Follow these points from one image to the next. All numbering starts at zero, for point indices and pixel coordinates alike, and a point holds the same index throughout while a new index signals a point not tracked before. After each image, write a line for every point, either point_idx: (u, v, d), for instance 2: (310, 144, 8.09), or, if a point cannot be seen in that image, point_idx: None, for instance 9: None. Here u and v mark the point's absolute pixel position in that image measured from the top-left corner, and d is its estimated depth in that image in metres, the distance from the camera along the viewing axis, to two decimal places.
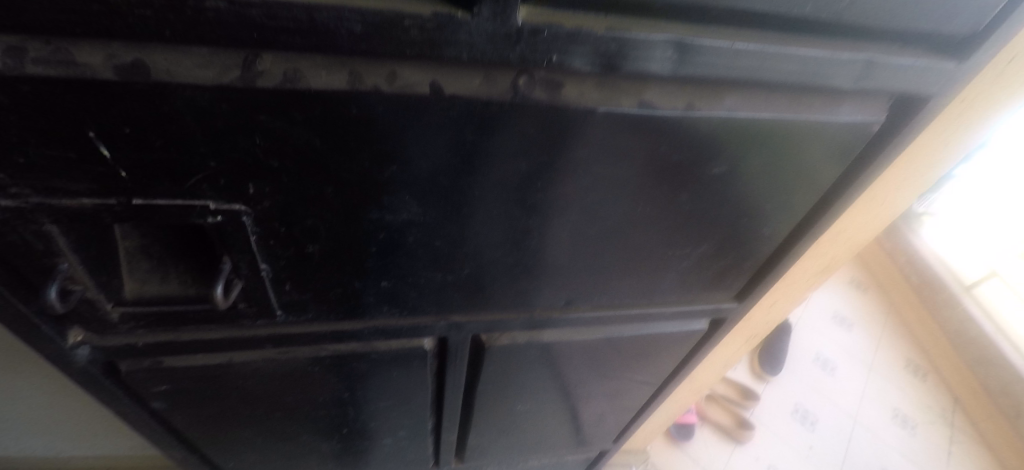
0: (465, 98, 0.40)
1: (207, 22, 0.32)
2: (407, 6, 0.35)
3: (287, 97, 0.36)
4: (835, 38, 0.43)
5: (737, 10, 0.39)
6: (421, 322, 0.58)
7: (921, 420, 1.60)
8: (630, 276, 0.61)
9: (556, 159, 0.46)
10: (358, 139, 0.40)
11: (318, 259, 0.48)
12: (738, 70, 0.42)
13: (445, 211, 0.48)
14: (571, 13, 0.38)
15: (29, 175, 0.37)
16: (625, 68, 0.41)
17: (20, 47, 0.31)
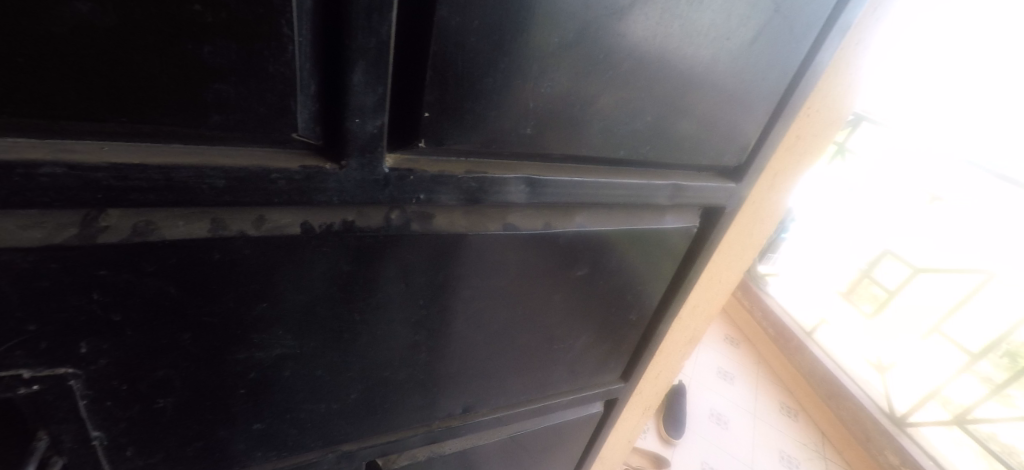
0: (337, 232, 0.37)
1: (41, 187, 0.28)
2: (272, 158, 0.33)
3: (137, 251, 0.32)
4: (648, 171, 0.49)
5: (569, 154, 0.43)
6: (307, 458, 0.50)
7: (803, 458, 1.51)
8: (522, 376, 0.59)
9: (432, 279, 0.44)
10: (221, 281, 0.35)
11: (172, 415, 0.40)
12: (580, 197, 0.46)
13: (325, 339, 0.42)
14: (430, 157, 0.38)
15: None
16: (487, 201, 0.42)
17: None
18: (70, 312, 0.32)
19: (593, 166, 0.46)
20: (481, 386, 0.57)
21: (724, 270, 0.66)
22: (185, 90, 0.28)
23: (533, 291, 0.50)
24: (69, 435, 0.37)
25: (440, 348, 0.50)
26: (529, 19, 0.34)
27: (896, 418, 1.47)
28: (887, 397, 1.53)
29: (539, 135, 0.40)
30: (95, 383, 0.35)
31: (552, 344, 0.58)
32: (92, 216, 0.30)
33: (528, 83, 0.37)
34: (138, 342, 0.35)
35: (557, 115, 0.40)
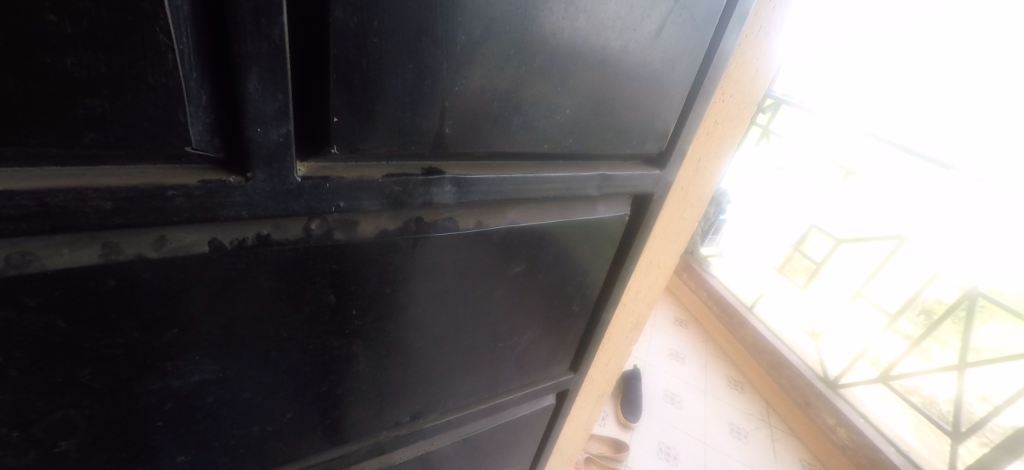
0: (442, 225, 0.43)
1: (228, 204, 0.30)
2: (406, 167, 0.37)
3: (296, 258, 0.36)
4: (676, 161, 0.57)
5: (622, 152, 0.51)
6: (386, 414, 0.57)
7: (751, 428, 1.65)
8: (552, 333, 0.69)
9: (504, 261, 0.51)
10: (353, 274, 0.40)
11: (295, 392, 0.45)
12: (624, 186, 0.54)
13: (416, 315, 0.49)
14: (521, 160, 0.44)
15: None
16: (559, 194, 0.49)
17: (28, 253, 0.27)
18: (225, 320, 0.35)
19: (621, 162, 0.53)
20: (510, 354, 0.65)
21: (669, 247, 0.76)
22: (352, 117, 0.31)
23: (560, 270, 0.59)
24: (214, 424, 0.41)
25: (489, 324, 0.57)
26: (604, 45, 0.40)
27: (832, 383, 1.62)
28: (821, 362, 1.68)
29: (592, 141, 0.46)
30: (228, 382, 0.39)
31: (569, 311, 0.68)
32: (263, 236, 0.33)
33: (595, 98, 0.43)
34: (273, 341, 0.39)
35: (609, 123, 0.46)
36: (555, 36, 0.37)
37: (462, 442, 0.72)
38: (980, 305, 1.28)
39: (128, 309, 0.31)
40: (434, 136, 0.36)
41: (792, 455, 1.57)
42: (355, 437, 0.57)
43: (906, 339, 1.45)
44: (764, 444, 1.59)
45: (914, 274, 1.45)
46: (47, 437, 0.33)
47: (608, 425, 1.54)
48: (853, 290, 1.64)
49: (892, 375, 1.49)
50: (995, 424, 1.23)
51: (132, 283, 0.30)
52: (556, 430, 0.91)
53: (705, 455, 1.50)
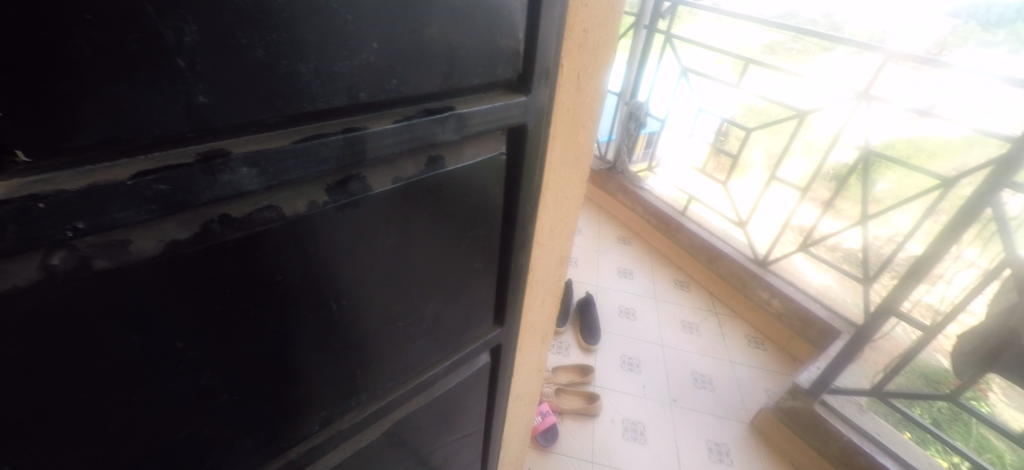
0: (265, 216, 0.35)
1: None
2: (168, 157, 0.29)
3: (47, 306, 0.28)
4: (542, 84, 0.51)
5: (471, 84, 0.44)
6: (291, 429, 0.51)
7: (699, 320, 1.72)
8: (463, 294, 0.64)
9: (372, 235, 0.44)
10: (159, 303, 0.32)
11: (145, 451, 0.38)
12: (488, 123, 0.48)
13: (285, 319, 0.41)
14: (345, 117, 0.36)
15: None
16: (410, 149, 0.42)
17: None
18: None
19: (479, 95, 0.46)
20: (416, 325, 0.59)
21: (570, 172, 0.71)
22: (13, 103, 0.24)
23: (447, 224, 0.52)
24: None
25: (379, 304, 0.51)
26: None
27: (761, 260, 1.70)
28: (749, 245, 1.76)
29: (427, 79, 0.39)
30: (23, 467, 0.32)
31: (473, 265, 0.62)
32: None
33: (406, 23, 0.35)
34: (66, 405, 0.32)
35: (441, 53, 0.39)
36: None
37: (398, 426, 0.68)
38: (873, 161, 1.38)
39: None
40: (180, 108, 0.28)
41: (738, 337, 1.66)
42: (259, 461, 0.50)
43: (820, 204, 1.55)
44: (714, 333, 1.67)
45: (817, 144, 1.52)
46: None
47: (570, 353, 1.55)
48: (769, 172, 1.71)
49: (813, 238, 1.58)
50: (901, 258, 1.37)
51: None
52: (505, 383, 0.89)
53: (663, 358, 1.54)
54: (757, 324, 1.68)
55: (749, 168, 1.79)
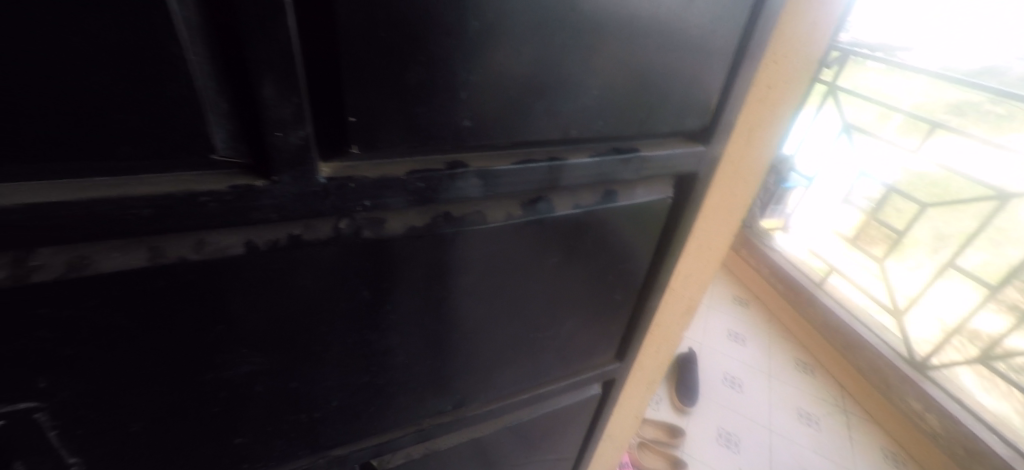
0: (471, 219, 0.43)
1: (254, 206, 0.32)
2: (426, 161, 0.37)
3: (328, 257, 0.37)
4: (722, 137, 0.54)
5: (661, 132, 0.49)
6: (428, 400, 0.58)
7: (822, 414, 1.55)
8: (598, 319, 0.67)
9: (542, 249, 0.50)
10: (385, 269, 0.41)
11: (337, 382, 0.47)
12: (665, 168, 0.52)
13: (458, 304, 0.49)
14: (551, 148, 0.43)
15: (69, 380, 0.33)
16: (594, 181, 0.47)
17: (87, 257, 0.29)
18: (266, 317, 0.38)
19: (662, 141, 0.51)
20: (550, 339, 0.63)
21: (722, 226, 0.71)
22: (360, 111, 0.32)
23: (603, 254, 0.57)
24: (260, 408, 0.44)
25: (527, 313, 0.56)
26: (630, 14, 0.37)
27: (920, 364, 1.49)
28: (906, 342, 1.54)
29: (625, 124, 0.45)
30: (274, 372, 0.42)
31: (613, 296, 0.66)
32: (295, 236, 0.35)
33: (626, 74, 0.41)
34: (312, 333, 0.41)
35: (643, 104, 0.44)
36: (574, 11, 0.35)
37: (509, 429, 0.72)
38: None
39: (181, 310, 0.33)
40: (450, 127, 0.36)
41: (869, 446, 1.46)
42: (399, 421, 0.58)
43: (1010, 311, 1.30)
44: (839, 433, 1.50)
45: (1014, 234, 1.28)
46: (95, 440, 0.37)
47: (663, 411, 1.51)
48: (942, 261, 1.48)
49: (995, 351, 1.34)
50: None
51: (180, 283, 0.32)
52: (606, 416, 0.90)
53: (770, 445, 1.42)
54: (901, 437, 1.48)
55: (914, 252, 1.57)
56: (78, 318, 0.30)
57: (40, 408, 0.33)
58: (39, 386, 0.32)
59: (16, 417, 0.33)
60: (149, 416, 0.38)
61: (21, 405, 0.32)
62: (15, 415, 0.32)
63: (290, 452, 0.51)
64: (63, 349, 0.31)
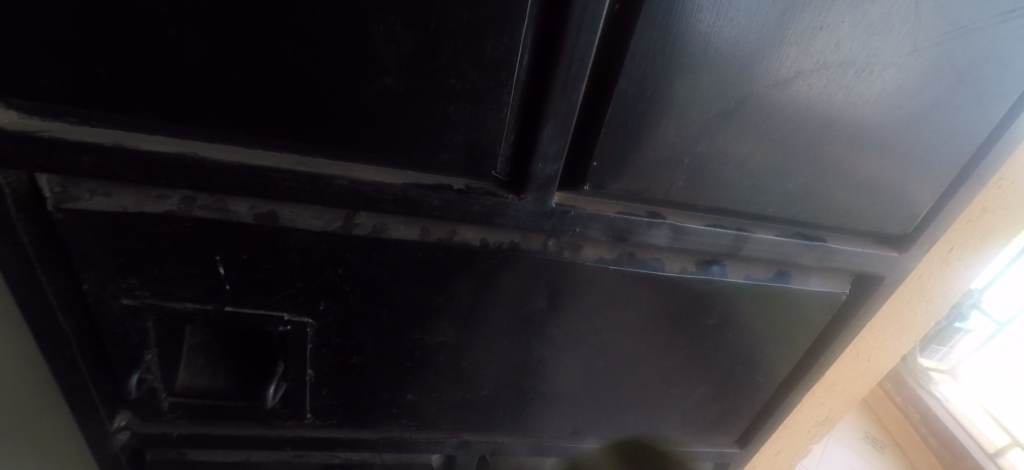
0: (652, 264, 0.47)
1: (500, 213, 0.40)
2: (631, 205, 0.43)
3: (531, 266, 0.44)
4: (922, 250, 0.53)
5: (853, 227, 0.51)
6: (556, 434, 0.59)
7: None
8: (745, 401, 0.63)
9: (704, 307, 0.52)
10: (566, 290, 0.47)
11: (493, 384, 0.52)
12: (850, 263, 0.52)
13: (616, 340, 0.52)
14: (743, 218, 0.47)
15: (336, 308, 0.42)
16: (774, 257, 0.49)
17: (382, 225, 0.39)
18: (472, 302, 0.45)
19: (850, 236, 0.52)
20: (689, 408, 0.61)
21: (895, 336, 0.66)
22: (605, 160, 0.39)
23: (765, 328, 0.56)
24: (432, 384, 0.50)
25: (671, 369, 0.56)
26: (860, 117, 0.42)
27: None
28: None
29: (820, 210, 0.48)
30: (455, 351, 0.48)
31: (766, 382, 0.62)
32: (514, 243, 0.42)
33: (835, 168, 0.45)
34: (497, 329, 0.47)
35: (842, 196, 0.47)
36: (811, 107, 0.41)
37: None
38: None
39: (421, 280, 0.42)
40: (664, 182, 0.42)
41: None
42: (518, 450, 0.58)
43: None
44: None
45: None
46: (332, 362, 0.45)
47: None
48: None
49: None
50: None
51: (429, 259, 0.41)
52: None
53: None
54: None
55: None
56: (362, 264, 0.40)
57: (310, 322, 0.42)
58: (318, 308, 0.42)
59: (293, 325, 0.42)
60: (368, 358, 0.46)
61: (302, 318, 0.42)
62: (294, 327, 0.42)
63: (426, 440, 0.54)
64: (343, 286, 0.41)
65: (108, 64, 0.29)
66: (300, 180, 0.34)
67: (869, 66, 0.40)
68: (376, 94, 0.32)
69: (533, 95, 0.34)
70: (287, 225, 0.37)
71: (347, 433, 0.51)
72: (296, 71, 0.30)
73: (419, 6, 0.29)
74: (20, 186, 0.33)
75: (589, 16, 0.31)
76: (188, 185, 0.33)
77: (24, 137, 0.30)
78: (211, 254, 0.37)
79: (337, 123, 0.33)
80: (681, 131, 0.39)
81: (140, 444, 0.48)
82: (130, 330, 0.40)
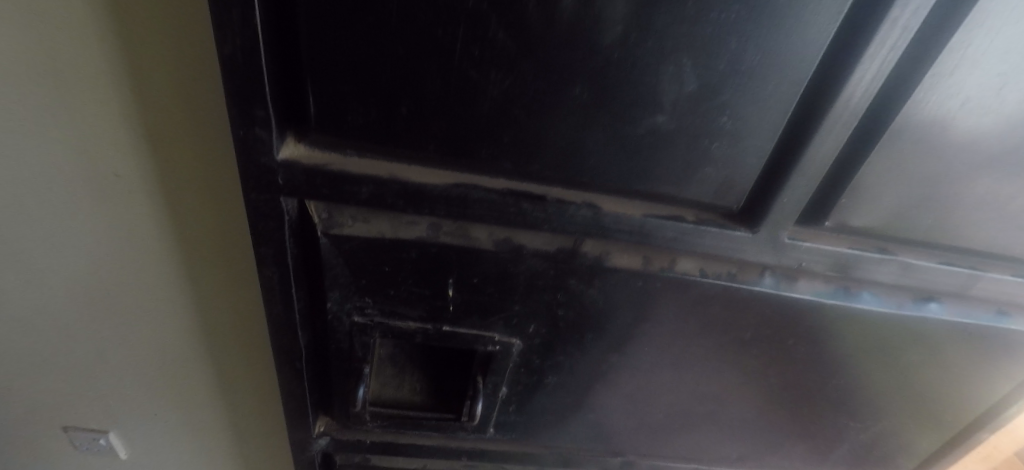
0: (868, 301, 0.44)
1: (728, 245, 0.39)
2: (862, 242, 0.41)
3: (745, 300, 0.43)
4: None
5: None
6: (720, 460, 0.57)
7: None
8: (923, 439, 0.59)
9: (909, 344, 0.49)
10: (771, 323, 0.45)
11: (674, 413, 0.51)
12: None
13: (805, 372, 0.50)
14: (974, 255, 0.43)
15: (544, 331, 0.43)
16: (997, 296, 0.46)
17: (607, 251, 0.39)
18: (677, 329, 0.44)
19: None
20: (861, 441, 0.58)
21: None
22: (850, 197, 0.37)
23: (966, 366, 0.52)
24: (616, 408, 0.49)
25: (854, 401, 0.54)
26: None
27: None
28: None
29: None
30: (647, 376, 0.47)
31: (952, 419, 0.57)
32: (732, 275, 0.41)
33: None
34: (694, 357, 0.46)
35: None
36: None
37: None
38: None
39: (632, 306, 0.42)
40: (902, 217, 0.40)
41: None
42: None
43: None
44: None
45: None
46: (527, 380, 0.46)
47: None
48: None
49: None
50: None
51: (648, 287, 0.41)
52: None
53: None
54: None
55: None
56: (580, 290, 0.40)
57: (513, 342, 0.43)
58: (528, 331, 0.42)
59: (499, 345, 0.43)
60: (563, 379, 0.46)
61: (508, 338, 0.43)
62: (502, 347, 0.43)
63: (594, 458, 0.54)
64: (558, 311, 0.41)
65: (410, 105, 0.32)
66: (545, 211, 0.36)
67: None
68: (644, 132, 0.33)
69: (790, 133, 0.34)
70: (520, 249, 0.38)
71: (523, 448, 0.52)
72: (577, 111, 0.32)
73: (715, 46, 0.30)
74: (294, 211, 0.37)
75: (879, 63, 0.31)
76: (445, 213, 0.36)
77: (317, 169, 0.34)
78: (446, 276, 0.39)
79: (595, 157, 0.34)
80: (932, 169, 0.37)
81: (336, 448, 0.51)
82: (356, 344, 0.43)
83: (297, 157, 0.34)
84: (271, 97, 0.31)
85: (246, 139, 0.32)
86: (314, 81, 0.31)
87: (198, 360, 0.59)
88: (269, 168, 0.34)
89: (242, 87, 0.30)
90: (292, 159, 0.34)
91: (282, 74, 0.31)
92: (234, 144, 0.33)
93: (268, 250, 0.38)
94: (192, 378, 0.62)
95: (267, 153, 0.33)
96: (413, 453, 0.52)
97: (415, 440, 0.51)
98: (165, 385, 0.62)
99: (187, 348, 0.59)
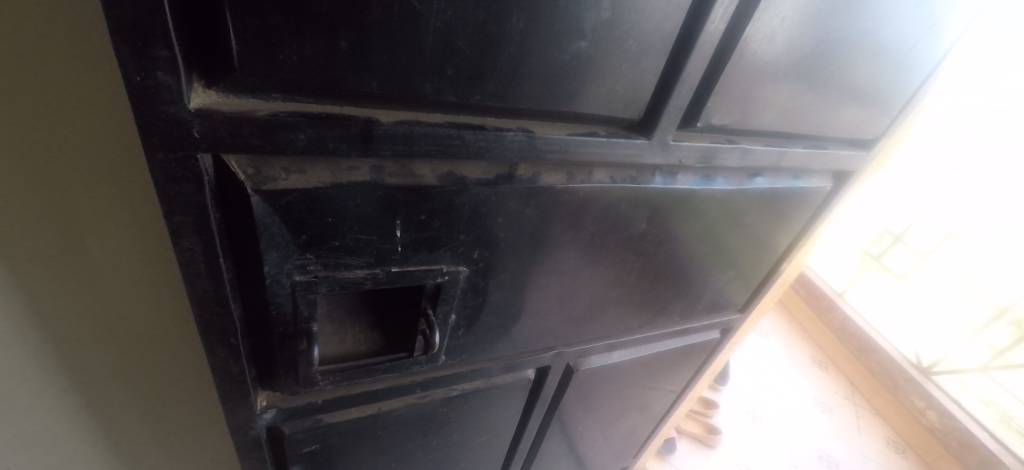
0: (720, 184, 0.57)
1: (633, 153, 0.45)
2: (716, 136, 0.51)
3: (640, 197, 0.51)
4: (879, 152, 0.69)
5: (848, 138, 0.64)
6: (621, 334, 0.69)
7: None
8: (750, 285, 0.78)
9: (744, 214, 0.64)
10: (659, 213, 0.55)
11: (588, 305, 0.60)
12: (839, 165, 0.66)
13: (679, 250, 0.62)
14: (783, 138, 0.58)
15: (486, 253, 0.46)
16: (795, 165, 0.62)
17: (537, 172, 0.43)
18: (592, 231, 0.51)
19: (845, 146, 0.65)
20: (713, 295, 0.75)
21: None
22: (714, 101, 0.47)
23: (777, 223, 0.70)
24: (543, 310, 0.56)
25: (710, 265, 0.69)
26: (873, 54, 0.54)
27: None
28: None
29: (835, 126, 0.60)
30: (569, 277, 0.54)
31: (770, 263, 0.76)
32: (633, 178, 0.49)
33: (849, 93, 0.57)
34: (603, 253, 0.55)
35: (850, 114, 0.60)
36: (848, 46, 0.51)
37: (650, 374, 0.81)
38: None
39: (559, 218, 0.48)
40: (744, 113, 0.50)
41: None
42: (593, 351, 0.67)
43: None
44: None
45: None
46: (473, 302, 0.50)
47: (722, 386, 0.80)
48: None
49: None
50: None
51: (570, 199, 0.46)
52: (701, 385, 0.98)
53: None
54: None
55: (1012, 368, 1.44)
56: (515, 212, 0.45)
57: (459, 270, 0.46)
58: (472, 257, 0.46)
59: (448, 276, 0.45)
60: (500, 295, 0.51)
61: (453, 268, 0.45)
62: (451, 276, 0.46)
63: (528, 360, 0.61)
64: (499, 233, 0.45)
65: (349, 38, 0.30)
66: (485, 138, 0.38)
67: (886, 14, 0.51)
68: (567, 56, 0.37)
69: (676, 51, 0.41)
70: (463, 180, 0.40)
71: (466, 365, 0.57)
72: (511, 39, 0.34)
73: None
74: (212, 167, 0.33)
75: None
76: (393, 151, 0.36)
77: (243, 117, 0.31)
78: (395, 218, 0.40)
79: (527, 82, 0.37)
80: (765, 72, 0.48)
81: (283, 419, 0.50)
82: (300, 304, 0.41)
83: (214, 106, 0.30)
84: (175, 32, 0.27)
85: (145, 87, 0.28)
86: (231, 12, 0.28)
87: (90, 352, 0.53)
88: (179, 119, 0.29)
89: (137, 21, 0.26)
90: (208, 108, 0.30)
91: (188, 6, 0.27)
92: (127, 95, 0.28)
93: (186, 218, 0.33)
94: (74, 381, 0.54)
95: (174, 103, 0.29)
96: (366, 398, 0.53)
97: (369, 384, 0.52)
98: (47, 393, 0.53)
99: (63, 345, 0.51)
